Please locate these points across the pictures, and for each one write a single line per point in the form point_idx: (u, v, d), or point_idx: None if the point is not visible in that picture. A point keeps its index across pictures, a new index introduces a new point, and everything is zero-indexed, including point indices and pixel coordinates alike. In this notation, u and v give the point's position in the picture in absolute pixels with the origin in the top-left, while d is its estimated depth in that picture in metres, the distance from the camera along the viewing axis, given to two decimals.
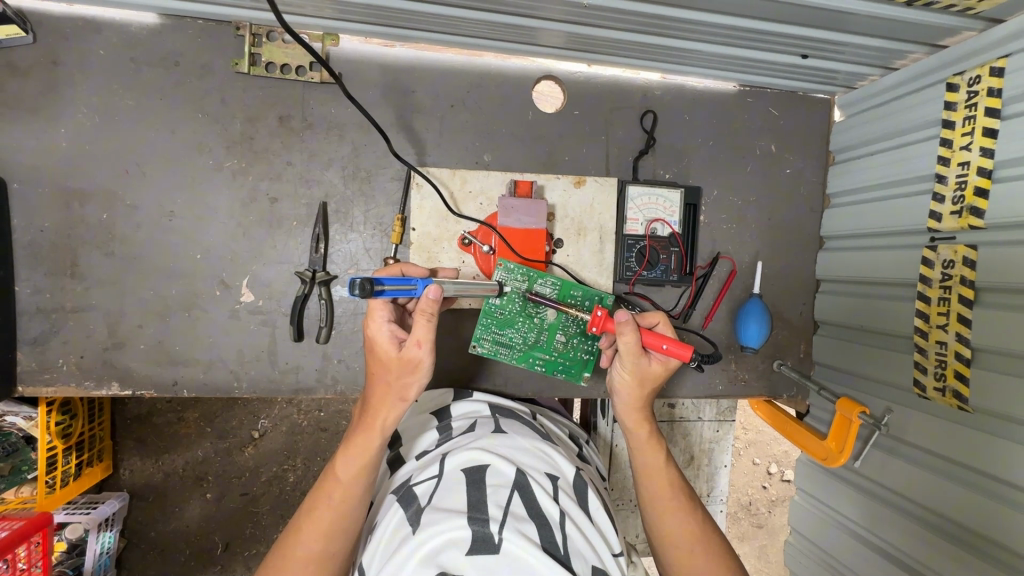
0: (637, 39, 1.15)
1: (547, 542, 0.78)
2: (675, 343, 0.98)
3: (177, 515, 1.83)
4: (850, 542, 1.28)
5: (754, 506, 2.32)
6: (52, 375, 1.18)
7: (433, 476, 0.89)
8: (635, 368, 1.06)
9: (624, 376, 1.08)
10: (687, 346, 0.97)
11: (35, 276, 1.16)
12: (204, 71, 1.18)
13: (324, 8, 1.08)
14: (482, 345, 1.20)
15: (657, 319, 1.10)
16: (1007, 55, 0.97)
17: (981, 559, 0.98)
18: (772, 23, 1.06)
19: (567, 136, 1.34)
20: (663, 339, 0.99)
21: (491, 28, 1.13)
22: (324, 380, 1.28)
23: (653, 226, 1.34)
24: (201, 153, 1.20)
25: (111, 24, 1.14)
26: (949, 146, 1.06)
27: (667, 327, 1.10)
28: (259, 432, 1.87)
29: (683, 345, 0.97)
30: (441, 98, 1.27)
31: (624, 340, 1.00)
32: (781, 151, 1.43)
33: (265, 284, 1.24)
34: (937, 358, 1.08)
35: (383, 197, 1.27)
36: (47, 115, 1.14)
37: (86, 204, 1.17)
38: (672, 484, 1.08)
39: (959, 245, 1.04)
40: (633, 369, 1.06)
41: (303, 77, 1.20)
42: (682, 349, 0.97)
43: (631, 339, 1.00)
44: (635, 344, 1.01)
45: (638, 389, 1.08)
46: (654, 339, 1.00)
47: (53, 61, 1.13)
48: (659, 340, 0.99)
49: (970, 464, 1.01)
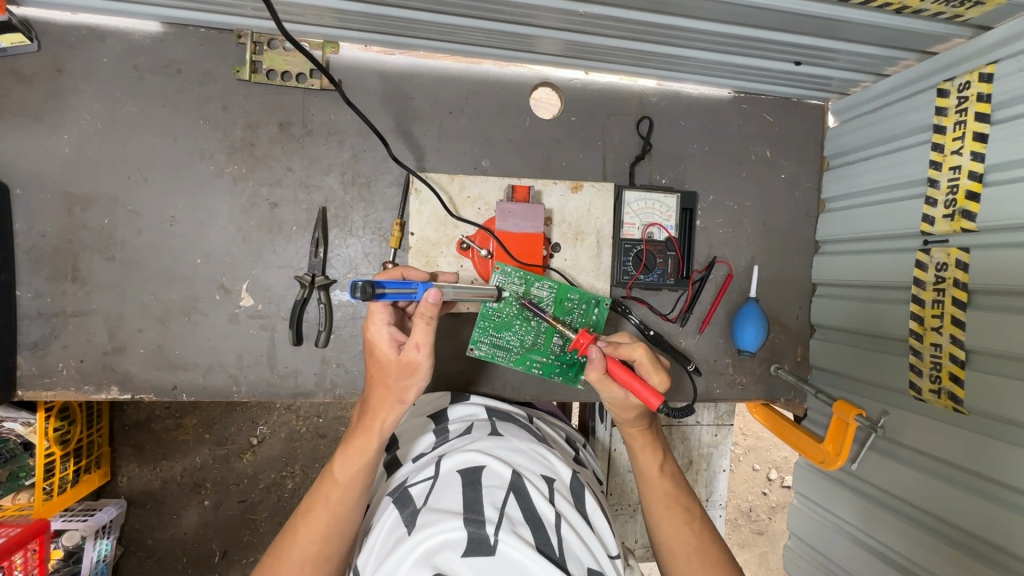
0: (632, 46, 1.17)
1: (541, 544, 0.78)
2: (643, 391, 0.95)
3: (175, 522, 1.82)
4: (848, 546, 1.27)
5: (753, 512, 2.32)
6: (52, 379, 1.19)
7: (429, 478, 0.90)
8: (614, 400, 1.06)
9: (607, 406, 1.09)
10: (656, 396, 0.95)
11: (37, 281, 1.17)
12: (206, 78, 1.20)
13: (324, 16, 1.10)
14: (479, 347, 1.21)
15: (636, 354, 1.03)
16: (995, 61, 0.99)
17: (980, 562, 0.98)
18: (765, 31, 1.08)
19: (565, 142, 1.35)
20: (631, 382, 0.96)
21: (489, 35, 1.15)
22: (322, 384, 1.29)
23: (649, 230, 1.36)
24: (203, 158, 1.21)
25: (115, 33, 1.16)
26: (941, 150, 1.08)
27: (647, 364, 1.03)
28: (258, 438, 1.87)
29: (653, 394, 0.95)
30: (440, 105, 1.29)
31: (593, 375, 1.01)
32: (776, 157, 1.44)
33: (265, 288, 1.25)
34: (932, 361, 1.09)
35: (383, 202, 1.28)
36: (50, 121, 1.15)
37: (88, 209, 1.18)
38: (669, 493, 1.08)
39: (951, 248, 1.05)
40: (612, 402, 1.07)
41: (303, 84, 1.22)
42: (651, 398, 0.95)
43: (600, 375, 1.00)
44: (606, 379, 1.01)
45: (622, 417, 1.09)
46: (624, 382, 0.97)
47: (57, 69, 1.15)
48: (628, 383, 0.96)
49: (964, 465, 1.02)
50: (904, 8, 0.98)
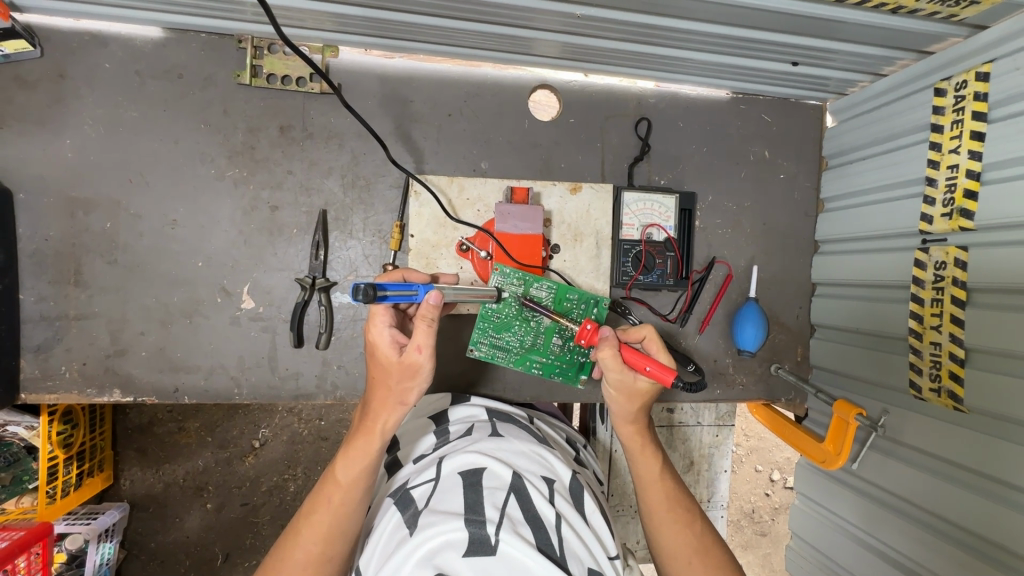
0: (629, 47, 1.17)
1: (542, 544, 0.78)
2: (657, 366, 0.96)
3: (177, 525, 1.82)
4: (850, 546, 1.27)
5: (756, 513, 2.31)
6: (55, 382, 1.19)
7: (430, 480, 0.90)
8: (620, 385, 1.05)
9: (611, 394, 1.07)
10: (670, 370, 0.96)
11: (40, 284, 1.18)
12: (207, 83, 1.21)
13: (324, 21, 1.11)
14: (480, 348, 1.21)
15: (645, 334, 1.08)
16: (991, 61, 1.00)
17: (982, 561, 0.98)
18: (762, 31, 1.09)
19: (564, 143, 1.36)
20: (644, 360, 0.98)
21: (487, 38, 1.16)
22: (323, 386, 1.29)
23: (648, 231, 1.36)
24: (204, 162, 1.22)
25: (117, 38, 1.17)
26: (938, 150, 1.08)
27: (655, 343, 1.07)
28: (260, 441, 1.88)
29: (666, 370, 0.96)
30: (439, 108, 1.30)
31: (604, 357, 1.02)
32: (775, 157, 1.44)
33: (266, 290, 1.26)
34: (932, 360, 1.09)
35: (382, 204, 1.29)
36: (53, 126, 1.16)
37: (90, 213, 1.19)
38: (670, 497, 1.07)
39: (949, 247, 1.06)
40: (618, 388, 1.05)
41: (303, 88, 1.23)
42: (664, 373, 0.96)
43: (611, 355, 1.01)
44: (616, 361, 1.02)
45: (627, 405, 1.07)
46: (636, 359, 0.99)
47: (60, 74, 1.16)
48: (641, 361, 0.98)
49: (965, 464, 1.02)
50: (900, 8, 0.98)
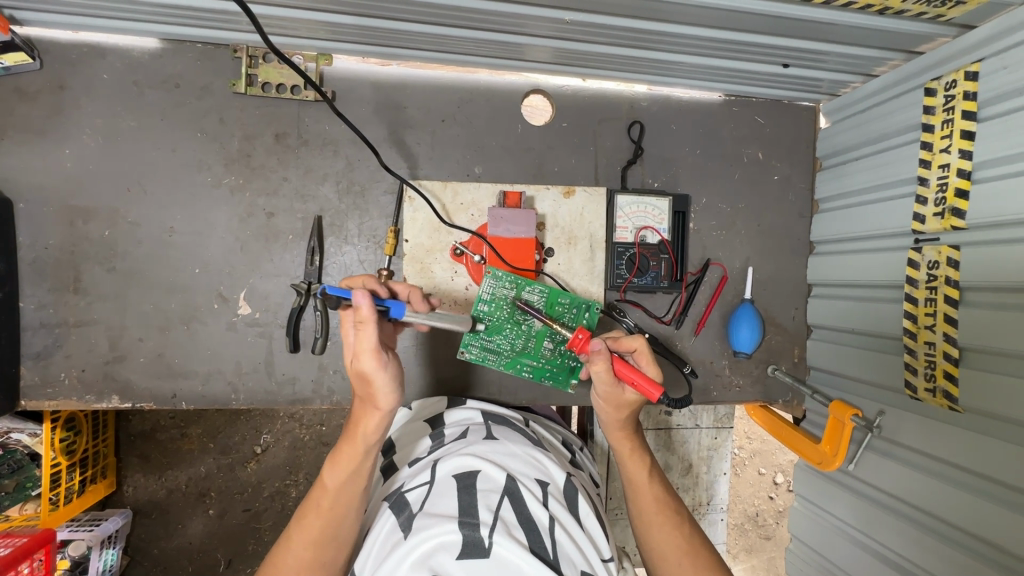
0: (621, 52, 1.18)
1: (535, 546, 0.78)
2: (645, 380, 0.95)
3: (180, 531, 1.83)
4: (848, 548, 1.26)
5: (760, 517, 2.29)
6: (55, 389, 1.21)
7: (425, 483, 0.91)
8: (609, 396, 1.06)
9: (600, 403, 1.08)
10: (657, 386, 0.95)
11: (40, 292, 1.20)
12: (204, 92, 1.23)
13: (317, 29, 1.12)
14: (471, 351, 1.22)
15: (636, 345, 1.05)
16: (979, 60, 1.00)
17: (977, 560, 0.97)
18: (755, 35, 1.09)
19: (558, 147, 1.37)
20: (631, 374, 0.97)
21: (479, 44, 1.17)
22: (320, 391, 1.30)
23: (641, 234, 1.37)
24: (200, 170, 1.23)
25: (115, 50, 1.19)
26: (930, 150, 1.08)
27: (646, 356, 1.05)
28: (261, 446, 1.89)
29: (652, 385, 0.95)
30: (433, 114, 1.31)
31: (596, 369, 1.01)
32: (768, 158, 1.45)
33: (263, 296, 1.27)
34: (926, 359, 1.08)
35: (378, 210, 1.30)
36: (52, 136, 1.18)
37: (89, 221, 1.21)
38: (660, 498, 1.07)
39: (942, 246, 1.06)
40: (606, 398, 1.06)
41: (298, 95, 1.24)
42: (650, 388, 0.95)
43: (602, 368, 1.01)
44: (608, 373, 1.01)
45: (615, 414, 1.08)
46: (625, 371, 0.98)
47: (58, 86, 1.18)
48: (628, 375, 0.97)
49: (960, 463, 1.01)
50: (886, 9, 0.99)
